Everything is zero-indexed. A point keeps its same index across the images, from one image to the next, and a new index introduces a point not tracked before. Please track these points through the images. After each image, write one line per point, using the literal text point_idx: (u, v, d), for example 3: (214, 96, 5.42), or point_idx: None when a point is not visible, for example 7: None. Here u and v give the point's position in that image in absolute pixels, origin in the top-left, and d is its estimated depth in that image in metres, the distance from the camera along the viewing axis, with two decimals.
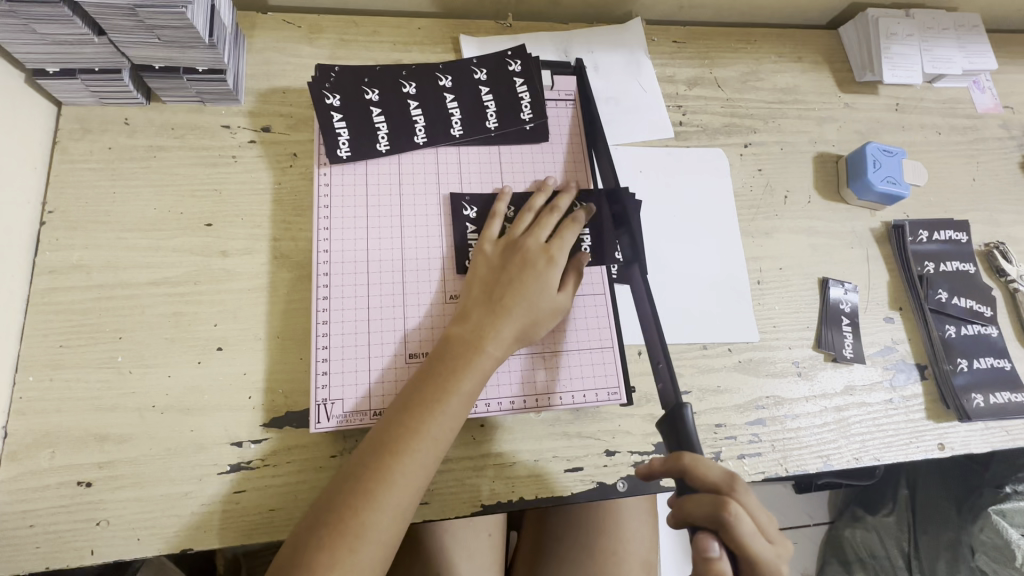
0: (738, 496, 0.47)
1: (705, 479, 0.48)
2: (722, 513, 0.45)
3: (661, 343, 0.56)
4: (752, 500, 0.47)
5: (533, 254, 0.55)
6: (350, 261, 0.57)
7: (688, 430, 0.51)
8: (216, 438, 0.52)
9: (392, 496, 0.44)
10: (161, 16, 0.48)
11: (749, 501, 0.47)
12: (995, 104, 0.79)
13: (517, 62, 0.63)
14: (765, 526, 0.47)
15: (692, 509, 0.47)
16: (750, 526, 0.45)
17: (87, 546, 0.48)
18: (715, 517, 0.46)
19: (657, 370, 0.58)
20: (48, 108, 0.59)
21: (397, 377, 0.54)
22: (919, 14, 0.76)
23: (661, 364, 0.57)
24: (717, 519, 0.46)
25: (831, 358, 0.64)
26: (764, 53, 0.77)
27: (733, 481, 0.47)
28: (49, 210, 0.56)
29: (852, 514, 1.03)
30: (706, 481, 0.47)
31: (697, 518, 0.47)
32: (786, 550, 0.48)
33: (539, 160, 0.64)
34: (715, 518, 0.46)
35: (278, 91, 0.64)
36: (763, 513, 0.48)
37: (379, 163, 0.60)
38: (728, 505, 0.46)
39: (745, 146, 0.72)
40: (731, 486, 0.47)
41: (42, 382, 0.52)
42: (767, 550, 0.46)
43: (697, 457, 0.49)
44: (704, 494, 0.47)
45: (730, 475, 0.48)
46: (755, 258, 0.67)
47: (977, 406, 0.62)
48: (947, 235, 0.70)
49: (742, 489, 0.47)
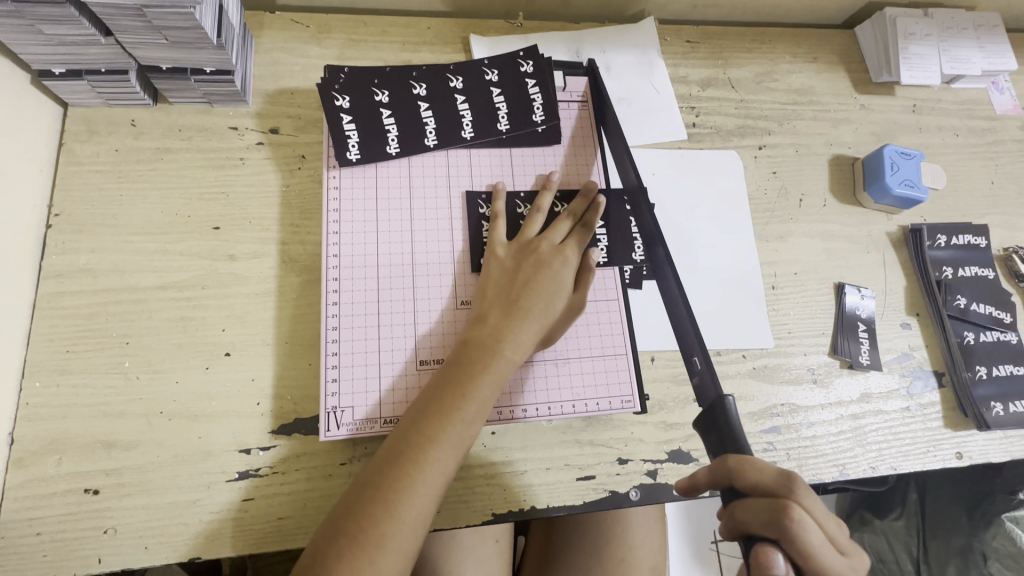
0: (799, 500, 0.42)
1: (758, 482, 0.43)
2: (783, 519, 0.41)
3: (696, 341, 0.53)
4: (814, 503, 0.43)
5: (548, 255, 0.54)
6: (360, 265, 0.56)
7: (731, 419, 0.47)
8: (225, 445, 0.51)
9: (411, 504, 0.43)
10: (170, 17, 0.47)
11: (811, 504, 0.42)
12: (1014, 106, 0.78)
13: (529, 63, 0.62)
14: (827, 534, 0.42)
15: (749, 516, 0.42)
16: (814, 533, 0.41)
17: (95, 554, 0.47)
18: (775, 523, 0.41)
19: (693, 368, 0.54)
20: (54, 109, 0.58)
21: (408, 385, 0.53)
22: (938, 13, 0.75)
23: (697, 362, 0.53)
24: (775, 526, 0.41)
25: (847, 365, 0.62)
26: (779, 53, 0.76)
27: (793, 483, 0.42)
28: (55, 213, 0.56)
29: (860, 518, 1.01)
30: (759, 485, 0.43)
31: (754, 527, 0.42)
32: (851, 559, 0.43)
33: (550, 162, 0.63)
34: (776, 525, 0.41)
35: (286, 92, 0.63)
36: (824, 517, 0.43)
37: (389, 166, 0.59)
38: (789, 511, 0.41)
39: (760, 148, 0.70)
40: (791, 488, 0.42)
41: (49, 388, 0.51)
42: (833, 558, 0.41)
43: (747, 458, 0.45)
44: (760, 499, 0.42)
45: (786, 476, 0.43)
46: (769, 262, 0.66)
47: (997, 415, 0.61)
48: (965, 239, 0.68)
49: (802, 490, 0.43)
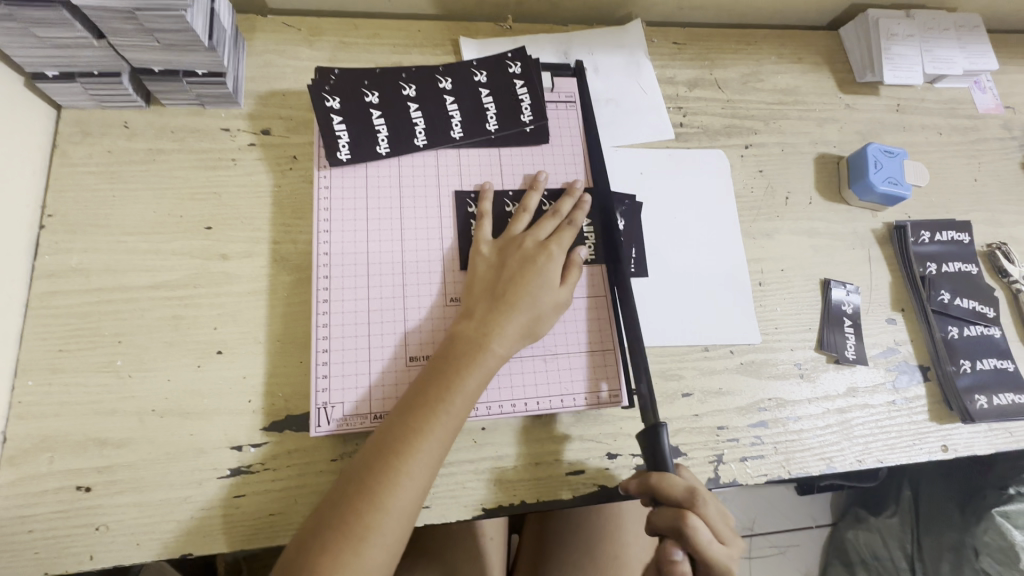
0: (698, 509, 0.48)
1: (668, 494, 0.49)
2: (681, 527, 0.47)
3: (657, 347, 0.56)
4: (712, 509, 0.49)
5: (534, 252, 0.55)
6: (350, 263, 0.56)
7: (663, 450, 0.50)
8: (216, 442, 0.52)
9: (397, 497, 0.44)
10: (161, 20, 0.48)
11: (709, 511, 0.48)
12: (996, 105, 0.79)
13: (518, 64, 0.63)
14: (723, 531, 0.49)
15: (657, 520, 0.49)
16: (707, 535, 0.47)
17: (86, 551, 0.47)
18: (676, 529, 0.48)
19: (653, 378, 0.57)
20: (48, 111, 0.59)
21: (397, 380, 0.53)
22: (919, 15, 0.76)
23: (657, 371, 0.56)
24: (675, 530, 0.48)
25: (834, 360, 0.63)
26: (764, 54, 0.77)
27: (694, 495, 0.48)
28: (48, 214, 0.56)
29: (855, 515, 1.04)
30: (671, 497, 0.48)
31: (662, 528, 0.49)
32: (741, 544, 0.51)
33: (538, 161, 0.64)
34: (676, 530, 0.48)
35: (278, 94, 0.64)
36: (721, 516, 0.50)
37: (379, 166, 0.60)
38: (686, 520, 0.47)
39: (746, 147, 0.71)
40: (693, 499, 0.48)
41: (41, 386, 0.51)
42: (725, 553, 0.48)
43: (663, 474, 0.49)
44: (668, 508, 0.49)
45: (692, 487, 0.49)
46: (756, 260, 0.66)
47: (981, 408, 0.62)
48: (948, 235, 0.69)
49: (703, 499, 0.49)
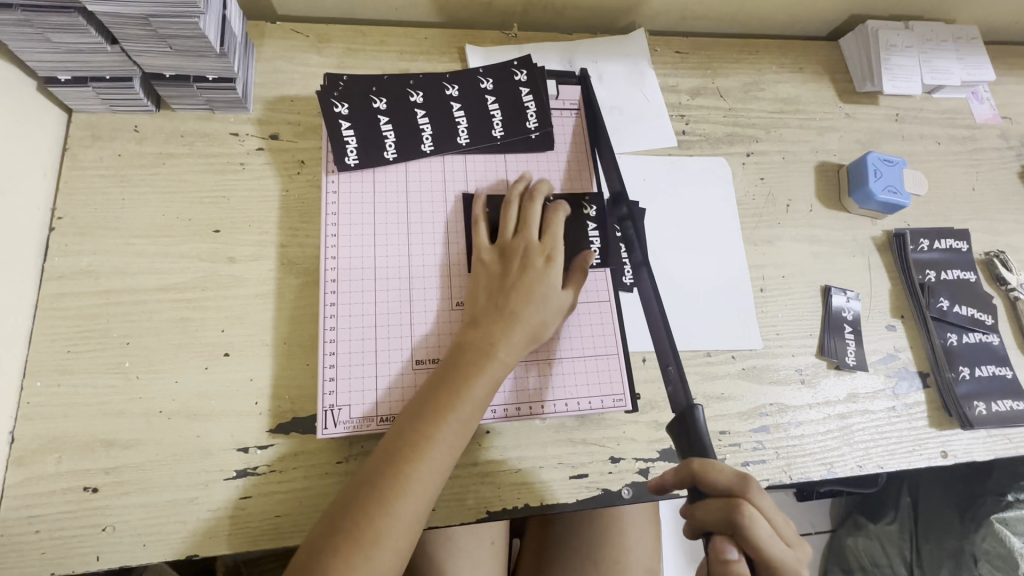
0: (751, 498, 0.46)
1: (715, 482, 0.48)
2: (734, 517, 0.46)
3: (671, 347, 0.55)
4: (766, 501, 0.47)
5: (540, 258, 0.56)
6: (357, 267, 0.57)
7: (701, 428, 0.52)
8: (223, 444, 0.52)
9: (405, 501, 0.44)
10: (174, 26, 0.49)
11: (764, 502, 0.47)
12: (993, 115, 0.80)
13: (523, 72, 0.64)
14: (781, 527, 0.47)
15: (704, 514, 0.48)
16: (763, 527, 0.45)
17: (93, 552, 0.48)
18: (729, 521, 0.46)
19: (668, 374, 0.57)
20: (59, 115, 0.59)
21: (404, 384, 0.54)
22: (918, 26, 0.77)
23: (672, 367, 0.56)
24: (730, 523, 0.46)
25: (834, 366, 0.64)
26: (765, 64, 0.78)
27: (745, 484, 0.47)
28: (58, 216, 0.57)
29: (854, 522, 1.04)
30: (717, 485, 0.48)
31: (711, 523, 0.47)
32: (804, 549, 0.48)
33: (543, 167, 0.64)
34: (729, 521, 0.46)
35: (286, 99, 0.65)
36: (777, 513, 0.48)
37: (386, 171, 0.61)
38: (740, 507, 0.46)
39: (747, 154, 0.72)
40: (745, 487, 0.47)
41: (50, 388, 0.52)
42: (786, 552, 0.46)
43: (705, 461, 0.49)
44: (716, 497, 0.48)
45: (742, 477, 0.48)
46: (757, 266, 0.67)
47: (979, 414, 0.62)
48: (947, 244, 0.70)
49: (756, 490, 0.47)
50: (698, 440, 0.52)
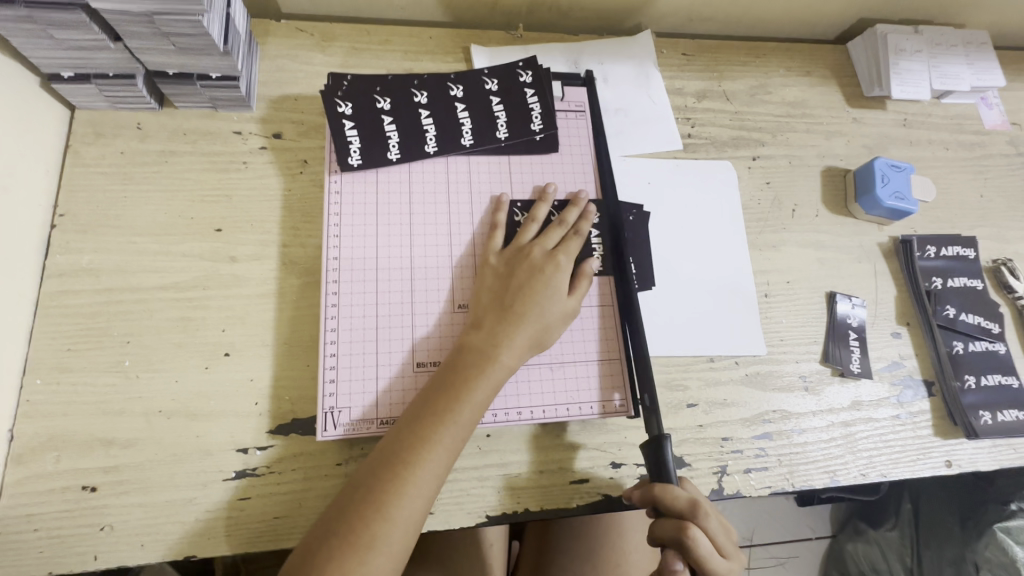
0: (700, 521, 0.48)
1: (671, 507, 0.49)
2: (682, 539, 0.48)
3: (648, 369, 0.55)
4: (715, 521, 0.49)
5: (542, 262, 0.55)
6: (359, 268, 0.57)
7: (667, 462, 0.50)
8: (222, 444, 0.52)
9: (403, 505, 0.44)
10: (178, 24, 0.49)
11: (710, 522, 0.49)
12: (1002, 121, 0.79)
13: (528, 73, 0.64)
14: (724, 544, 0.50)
15: (659, 532, 0.49)
16: (707, 546, 0.48)
17: (91, 551, 0.47)
18: (677, 541, 0.48)
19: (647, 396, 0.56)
20: (62, 112, 0.59)
21: (404, 386, 0.53)
22: (927, 30, 0.77)
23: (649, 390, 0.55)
24: (677, 542, 0.48)
25: (838, 373, 0.63)
26: (773, 67, 0.77)
27: (696, 509, 0.48)
28: (60, 213, 0.57)
29: (855, 527, 1.04)
30: (673, 510, 0.49)
31: (661, 540, 0.49)
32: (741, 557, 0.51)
33: (548, 170, 0.64)
34: (676, 542, 0.48)
35: (290, 98, 0.65)
36: (722, 527, 0.50)
37: (389, 172, 0.61)
38: (688, 532, 0.47)
39: (753, 159, 0.72)
40: (695, 512, 0.48)
41: (49, 386, 0.51)
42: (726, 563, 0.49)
43: (665, 487, 0.49)
44: (669, 520, 0.49)
45: (695, 500, 0.49)
46: (762, 271, 0.67)
47: (985, 424, 0.62)
48: (954, 251, 0.70)
49: (705, 512, 0.49)
50: (664, 463, 0.51)
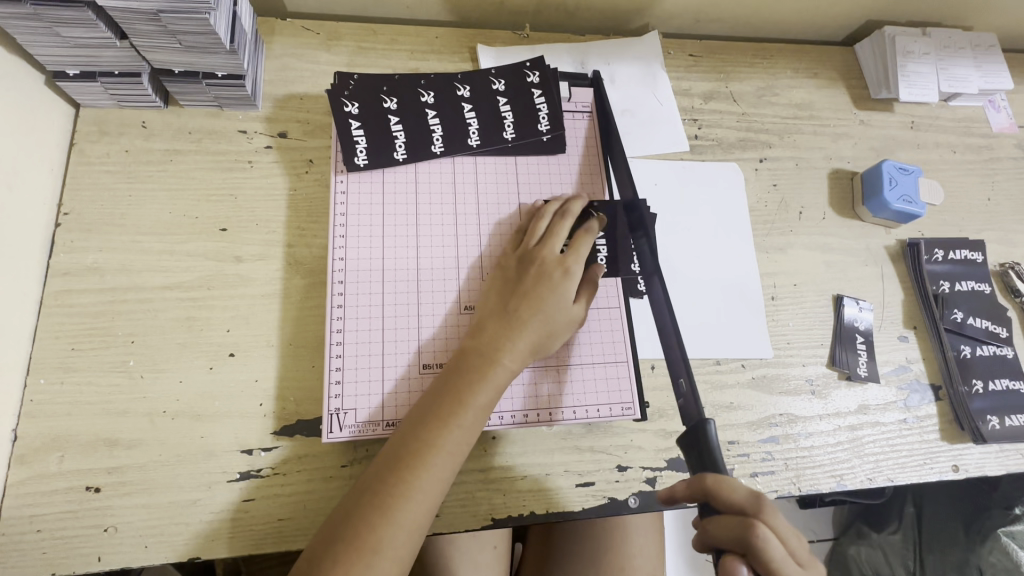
0: (766, 520, 0.44)
1: (729, 501, 0.45)
2: (746, 538, 0.43)
3: (683, 358, 0.53)
4: (783, 521, 0.45)
5: (548, 264, 0.55)
6: (365, 269, 0.56)
7: (712, 442, 0.48)
8: (227, 445, 0.51)
9: (408, 509, 0.44)
10: (185, 22, 0.48)
11: (779, 523, 0.44)
12: (1010, 124, 0.79)
13: (536, 73, 0.63)
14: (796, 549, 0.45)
15: (718, 531, 0.45)
16: (778, 550, 0.43)
17: (94, 552, 0.47)
18: (740, 540, 0.44)
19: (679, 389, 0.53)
20: (66, 110, 0.59)
21: (411, 389, 0.53)
22: (935, 33, 0.76)
23: (683, 380, 0.53)
24: (741, 543, 0.44)
25: (845, 377, 0.63)
26: (780, 69, 0.77)
27: (760, 504, 0.44)
28: (65, 212, 0.56)
29: (857, 531, 1.03)
30: (731, 503, 0.45)
31: (723, 540, 0.45)
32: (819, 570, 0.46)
33: (555, 171, 0.64)
34: (741, 541, 0.43)
35: (295, 97, 0.64)
36: (793, 534, 0.45)
37: (395, 172, 0.60)
38: (755, 529, 0.43)
39: (760, 160, 0.71)
40: (759, 508, 0.44)
41: (53, 385, 0.51)
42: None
43: (719, 478, 0.46)
44: (729, 515, 0.45)
45: (758, 496, 0.45)
46: (769, 274, 0.66)
47: (993, 428, 0.61)
48: (962, 254, 0.69)
49: (771, 509, 0.45)
50: (711, 457, 0.48)
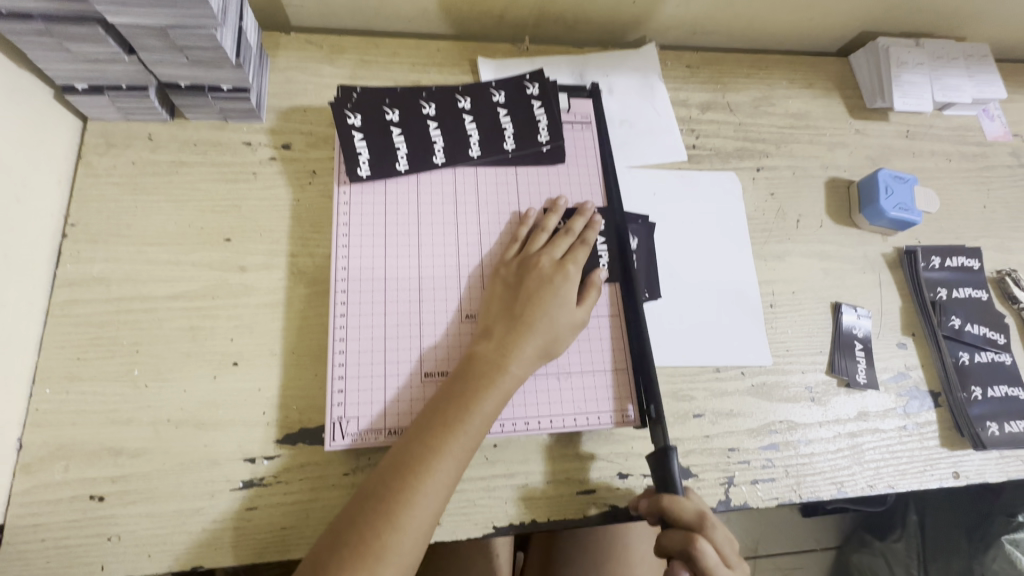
0: (707, 534, 0.48)
1: (678, 518, 0.49)
2: (690, 551, 0.48)
3: None
4: (722, 534, 0.49)
5: (551, 271, 0.56)
6: (368, 278, 0.57)
7: (672, 468, 0.50)
8: (230, 453, 0.52)
9: (413, 515, 0.44)
10: (193, 38, 0.49)
11: (718, 535, 0.49)
12: (1004, 132, 0.80)
13: (535, 85, 0.64)
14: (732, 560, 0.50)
15: (667, 543, 0.50)
16: (715, 560, 0.48)
17: (98, 561, 0.47)
18: (685, 553, 0.48)
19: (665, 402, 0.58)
20: (74, 123, 0.60)
21: (412, 397, 0.54)
22: (928, 44, 0.77)
23: None
24: (686, 554, 0.48)
25: (844, 384, 0.63)
26: (776, 79, 0.78)
27: (703, 520, 0.49)
28: (71, 223, 0.57)
29: (859, 539, 1.03)
30: (681, 521, 0.49)
31: (670, 550, 0.50)
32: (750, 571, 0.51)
33: (554, 181, 0.65)
34: (685, 554, 0.48)
35: (299, 109, 0.65)
36: (730, 542, 0.50)
37: (397, 183, 0.61)
38: (697, 544, 0.47)
39: (758, 169, 0.72)
40: (703, 524, 0.49)
41: (59, 395, 0.52)
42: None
43: (674, 498, 0.50)
44: (677, 530, 0.49)
45: (702, 512, 0.50)
46: (767, 281, 0.67)
47: (993, 435, 0.62)
48: (958, 261, 0.70)
49: (712, 524, 0.49)
50: (670, 479, 0.51)
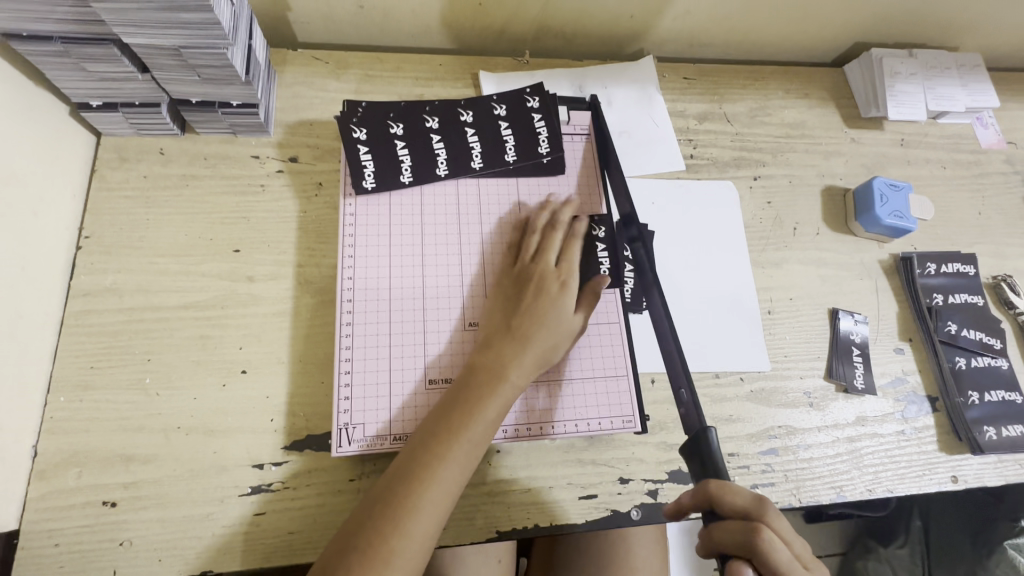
0: (769, 521, 0.46)
1: (733, 504, 0.47)
2: (753, 540, 0.45)
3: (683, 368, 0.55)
4: (784, 525, 0.47)
5: (553, 281, 0.57)
6: (373, 288, 0.58)
7: (714, 451, 0.50)
8: (238, 460, 0.53)
9: (418, 521, 0.45)
10: (204, 57, 0.51)
11: (781, 525, 0.47)
12: (998, 140, 0.81)
13: (536, 99, 0.66)
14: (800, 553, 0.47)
15: (723, 538, 0.47)
16: (782, 551, 0.45)
17: (110, 565, 0.49)
18: (748, 544, 0.45)
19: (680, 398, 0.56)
20: (88, 138, 0.62)
21: (417, 404, 0.55)
22: (921, 54, 0.79)
23: (684, 390, 0.55)
24: (748, 546, 0.45)
25: (843, 389, 0.64)
26: (772, 90, 0.80)
27: (763, 507, 0.46)
28: (85, 235, 0.59)
29: (864, 545, 1.00)
30: (735, 507, 0.47)
31: (727, 545, 0.46)
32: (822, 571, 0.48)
33: (555, 191, 0.66)
34: (746, 544, 0.45)
35: (305, 124, 0.67)
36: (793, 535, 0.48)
37: (401, 194, 0.63)
38: (760, 531, 0.45)
39: (755, 178, 0.74)
40: (762, 511, 0.46)
41: (72, 403, 0.53)
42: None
43: (723, 484, 0.48)
44: (735, 520, 0.47)
45: (760, 500, 0.47)
46: (765, 288, 0.68)
47: (989, 439, 0.62)
48: (954, 268, 0.71)
49: (772, 513, 0.47)
50: (713, 464, 0.50)
